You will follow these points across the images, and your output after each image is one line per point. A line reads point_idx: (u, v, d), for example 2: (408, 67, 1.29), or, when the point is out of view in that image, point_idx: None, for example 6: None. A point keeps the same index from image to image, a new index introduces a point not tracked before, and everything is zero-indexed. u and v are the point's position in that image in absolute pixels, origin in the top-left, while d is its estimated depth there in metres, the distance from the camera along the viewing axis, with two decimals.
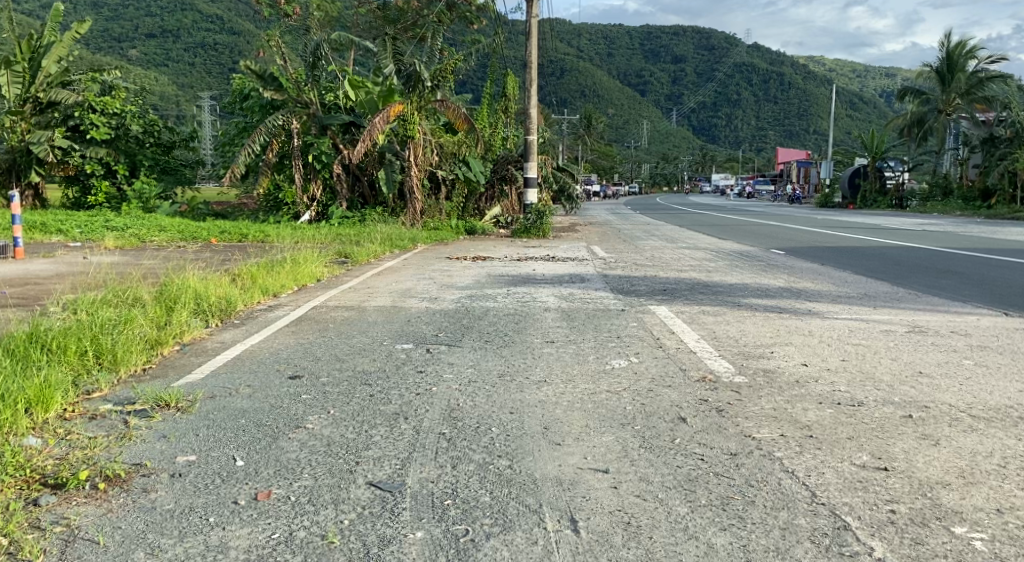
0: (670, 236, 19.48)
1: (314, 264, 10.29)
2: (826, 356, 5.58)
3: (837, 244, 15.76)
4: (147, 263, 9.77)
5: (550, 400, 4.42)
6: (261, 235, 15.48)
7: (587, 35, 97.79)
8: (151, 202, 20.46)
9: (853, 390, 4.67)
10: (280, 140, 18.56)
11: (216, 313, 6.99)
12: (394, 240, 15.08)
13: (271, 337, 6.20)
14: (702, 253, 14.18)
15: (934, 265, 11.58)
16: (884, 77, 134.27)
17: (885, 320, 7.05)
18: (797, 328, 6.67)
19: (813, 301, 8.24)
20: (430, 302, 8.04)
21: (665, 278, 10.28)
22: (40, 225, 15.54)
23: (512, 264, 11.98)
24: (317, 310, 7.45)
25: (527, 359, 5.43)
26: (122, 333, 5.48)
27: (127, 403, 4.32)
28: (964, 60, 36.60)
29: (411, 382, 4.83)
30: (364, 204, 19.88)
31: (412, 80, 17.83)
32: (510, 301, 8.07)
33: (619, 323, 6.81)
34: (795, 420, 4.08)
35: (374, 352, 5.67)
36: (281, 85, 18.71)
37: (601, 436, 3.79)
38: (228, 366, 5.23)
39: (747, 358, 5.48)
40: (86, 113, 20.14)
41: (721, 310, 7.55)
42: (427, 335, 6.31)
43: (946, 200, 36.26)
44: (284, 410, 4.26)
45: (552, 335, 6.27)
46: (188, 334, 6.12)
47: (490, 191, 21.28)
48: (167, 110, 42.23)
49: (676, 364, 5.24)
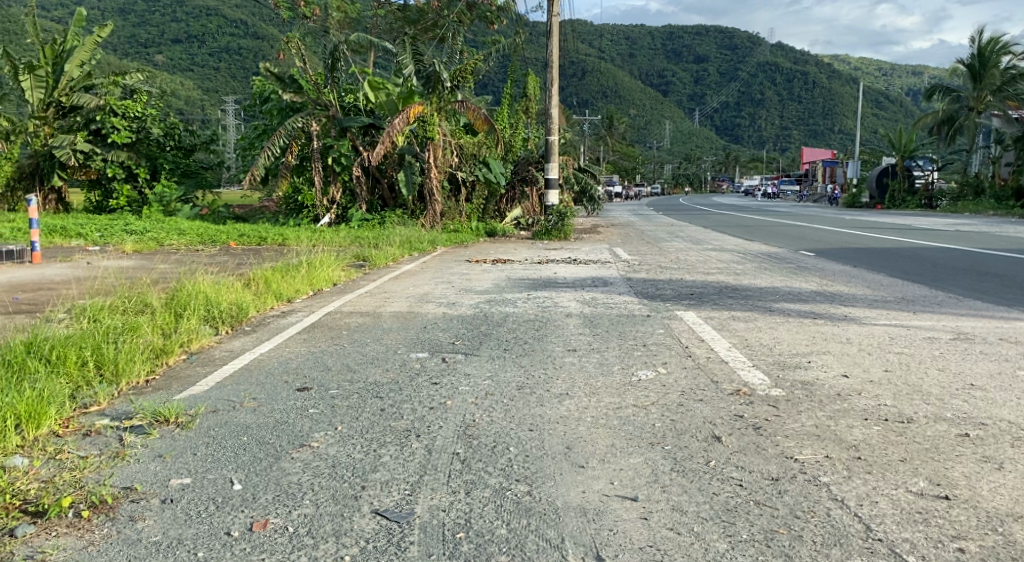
0: (695, 237, 19.07)
1: (330, 268, 10.09)
2: (868, 366, 5.21)
3: (867, 245, 15.27)
4: (161, 267, 9.60)
5: (571, 415, 4.11)
6: (279, 238, 15.33)
7: (610, 34, 97.01)
8: (172, 206, 20.41)
9: (901, 405, 4.29)
10: (300, 142, 18.40)
11: (227, 320, 6.78)
12: (413, 243, 14.85)
13: (282, 345, 5.97)
14: (729, 255, 13.80)
15: (972, 267, 11.11)
16: (910, 75, 131.52)
17: (927, 326, 6.64)
18: (833, 335, 6.30)
19: (849, 306, 7.87)
20: (447, 306, 7.79)
21: (692, 281, 9.92)
22: (60, 230, 15.56)
23: (532, 267, 11.69)
24: (331, 316, 7.22)
25: (548, 370, 5.12)
26: (126, 342, 5.29)
27: (124, 418, 4.09)
28: (997, 56, 35.41)
29: (425, 395, 4.55)
30: (384, 206, 19.68)
31: (432, 81, 18.03)
32: (530, 306, 7.78)
33: (645, 330, 6.47)
34: (840, 439, 3.72)
35: (387, 361, 5.40)
36: (300, 86, 18.69)
37: (628, 458, 3.48)
38: (233, 377, 4.98)
39: (784, 369, 5.13)
40: (107, 116, 20.07)
41: (753, 316, 7.22)
42: (443, 343, 6.02)
43: (978, 199, 35.35)
44: (290, 426, 4.00)
45: (575, 343, 5.97)
46: (196, 342, 5.92)
47: (510, 192, 21.02)
48: (192, 114, 42.49)
49: (708, 376, 4.90)
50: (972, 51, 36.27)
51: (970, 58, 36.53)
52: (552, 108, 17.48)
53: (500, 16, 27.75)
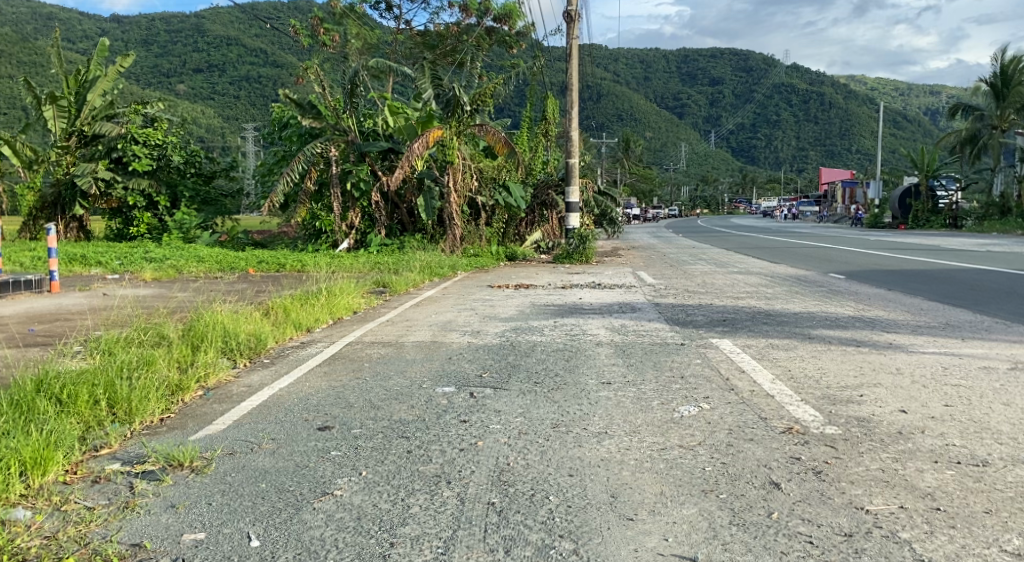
0: (719, 260, 18.71)
1: (350, 295, 9.89)
2: (926, 400, 4.83)
3: (897, 267, 14.87)
4: (178, 297, 9.44)
5: (613, 458, 3.82)
6: (298, 264, 15.19)
7: (625, 57, 97.20)
8: (191, 232, 20.39)
9: (971, 445, 3.91)
10: (319, 168, 18.30)
11: (245, 353, 6.57)
12: (433, 268, 14.63)
13: (302, 379, 5.73)
14: (756, 279, 13.46)
15: (1012, 289, 10.75)
16: (927, 95, 130.73)
17: (979, 354, 6.26)
18: (881, 365, 5.94)
19: (892, 332, 7.51)
20: (472, 335, 7.51)
21: (723, 307, 9.59)
22: (80, 258, 15.54)
23: (556, 293, 11.44)
24: (352, 347, 6.98)
25: (582, 406, 4.80)
26: (141, 378, 5.09)
27: (136, 462, 3.87)
28: (1020, 75, 34.88)
29: (454, 435, 4.27)
30: (403, 231, 19.54)
31: (451, 105, 17.72)
32: (558, 335, 7.48)
33: (681, 361, 6.14)
34: (912, 486, 3.37)
35: (412, 396, 5.13)
36: (320, 112, 18.49)
37: (681, 509, 3.18)
38: (251, 416, 4.75)
39: (836, 405, 4.77)
40: (128, 144, 20.19)
41: (793, 344, 6.89)
42: (470, 376, 5.73)
43: (1004, 219, 34.74)
44: (311, 471, 3.75)
45: (608, 376, 5.65)
46: (213, 376, 5.71)
47: (530, 216, 20.85)
48: (213, 142, 42.87)
49: (755, 413, 4.56)
50: (995, 70, 35.79)
51: (992, 77, 36.03)
52: (573, 131, 17.31)
53: (518, 40, 27.69)
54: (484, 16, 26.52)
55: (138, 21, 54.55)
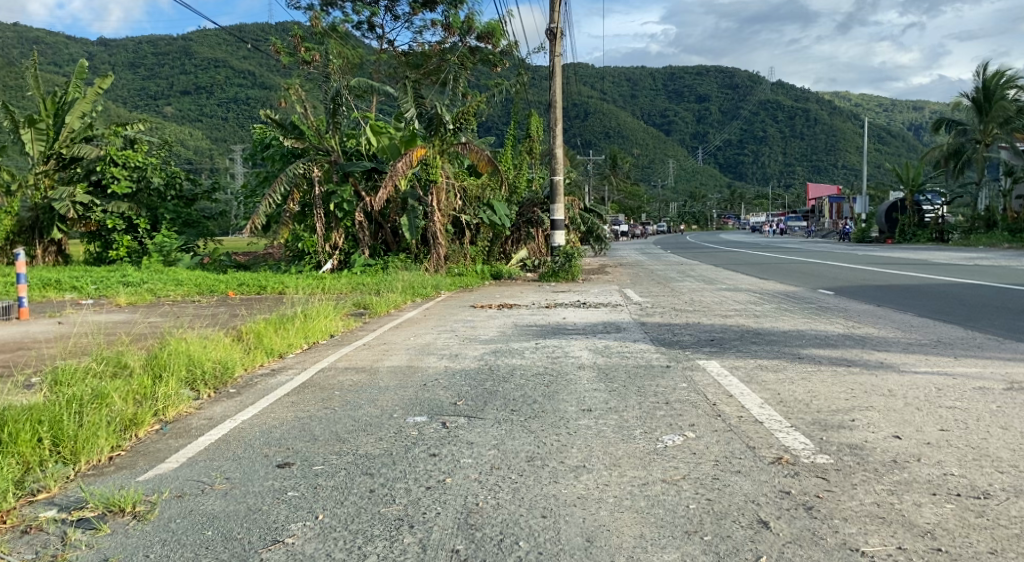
0: (706, 277, 18.55)
1: (328, 318, 9.62)
2: (920, 424, 4.60)
3: (886, 282, 14.74)
4: (148, 323, 9.13)
5: (591, 496, 3.58)
6: (278, 286, 14.91)
7: (612, 75, 97.75)
8: (172, 255, 20.06)
9: (970, 474, 3.67)
10: (302, 189, 18.02)
11: (209, 382, 6.30)
12: (415, 288, 14.37)
13: (266, 411, 5.44)
14: (745, 296, 13.28)
15: (1003, 304, 10.60)
16: (909, 110, 132.31)
17: (974, 373, 6.04)
18: (873, 386, 5.71)
19: (883, 351, 7.30)
20: (450, 359, 7.23)
21: (710, 325, 9.37)
22: (55, 283, 15.22)
23: (540, 312, 11.20)
24: (324, 374, 6.69)
25: (561, 437, 4.54)
26: (92, 413, 4.82)
27: (74, 508, 3.62)
28: (1002, 90, 35.08)
29: (422, 471, 4.01)
30: (387, 251, 19.28)
31: (434, 123, 17.69)
32: (540, 358, 7.22)
33: (666, 385, 5.89)
34: (909, 522, 3.13)
35: (381, 428, 4.86)
36: (302, 133, 18.31)
37: (661, 555, 2.94)
38: (207, 453, 4.49)
39: (826, 431, 4.54)
40: (108, 166, 20.01)
41: (781, 364, 6.67)
42: (445, 404, 5.44)
43: (990, 232, 34.89)
44: (263, 515, 3.49)
45: (589, 402, 5.38)
46: (173, 409, 5.45)
47: (515, 234, 20.67)
48: (201, 163, 42.70)
49: (742, 442, 4.32)
50: (977, 85, 36.00)
51: (975, 92, 36.23)
52: (557, 149, 17.15)
53: (502, 58, 27.63)
54: (468, 35, 26.44)
55: (124, 43, 54.15)
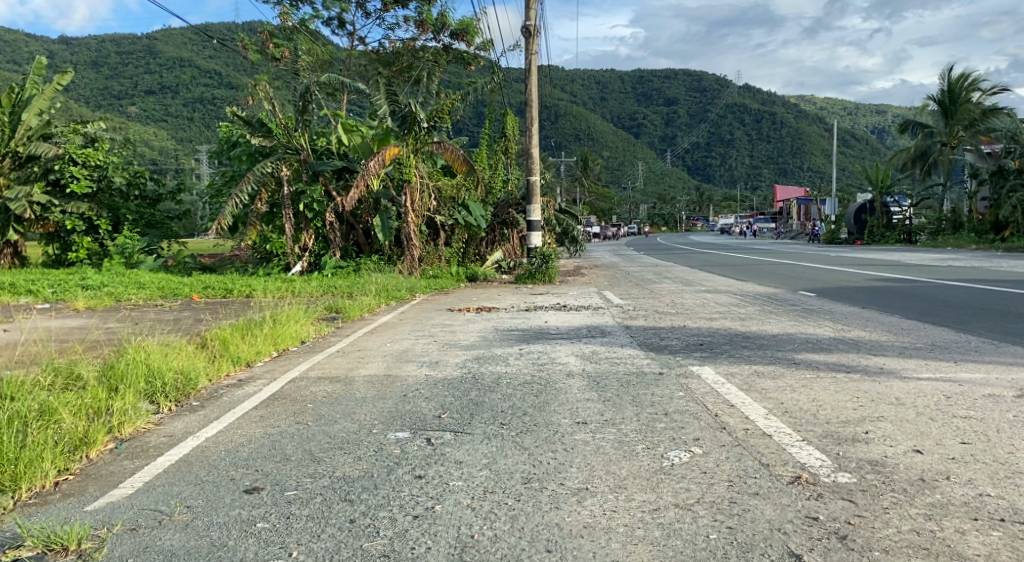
0: (684, 278, 18.35)
1: (298, 324, 9.14)
2: (939, 437, 4.32)
3: (865, 284, 14.66)
4: (103, 330, 8.54)
5: (599, 524, 3.21)
6: (247, 289, 14.33)
7: (583, 78, 97.76)
8: (134, 257, 19.23)
9: (1009, 495, 3.39)
10: (270, 189, 17.39)
11: (170, 394, 5.82)
12: (389, 291, 13.89)
13: (232, 427, 4.99)
14: (726, 298, 13.05)
15: (986, 306, 10.52)
16: (873, 113, 134.11)
17: (979, 380, 5.79)
18: (879, 394, 5.44)
19: (879, 355, 7.05)
20: (430, 367, 6.82)
21: (697, 329, 9.08)
22: (9, 286, 14.45)
23: (519, 315, 10.86)
24: (294, 385, 6.21)
25: (558, 454, 4.16)
26: (35, 432, 4.34)
27: (8, 546, 3.16)
28: (966, 93, 35.63)
29: (409, 495, 3.63)
30: (359, 253, 18.79)
31: (407, 122, 17.21)
32: (526, 365, 6.84)
33: (662, 393, 5.56)
34: (958, 555, 2.85)
35: (359, 446, 4.44)
36: (270, 130, 17.68)
37: None
38: (166, 476, 4.05)
39: (840, 445, 4.23)
40: (66, 165, 19.19)
41: (778, 370, 6.39)
42: (428, 418, 5.03)
43: (957, 233, 35.38)
44: (230, 555, 3.08)
45: (583, 414, 5.01)
46: (129, 425, 4.99)
47: (490, 235, 20.30)
48: (166, 164, 41.68)
49: (754, 458, 4.00)
50: (942, 88, 36.50)
51: (940, 95, 36.74)
52: (535, 149, 16.78)
53: (476, 56, 27.17)
54: (441, 31, 25.99)
55: (86, 42, 52.57)
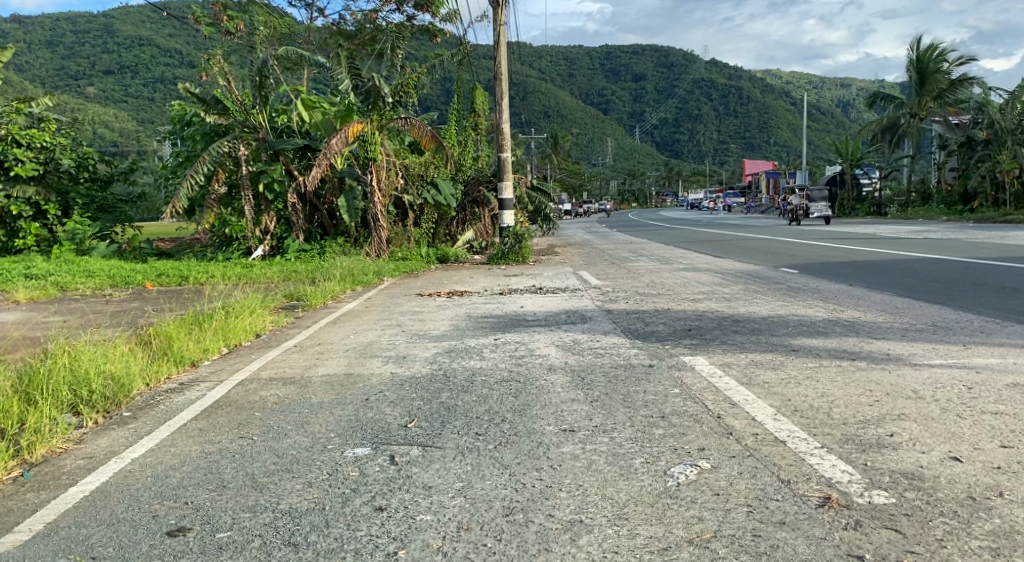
0: (661, 256, 17.85)
1: (254, 315, 8.39)
2: (974, 440, 3.80)
3: (846, 258, 14.28)
4: (30, 327, 7.69)
5: None
6: (203, 276, 13.52)
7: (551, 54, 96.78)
8: (86, 244, 18.43)
9: None
10: (227, 169, 16.47)
11: (96, 403, 5.11)
12: (354, 276, 13.13)
13: (166, 443, 4.33)
14: (706, 276, 12.53)
15: (975, 279, 10.17)
16: (837, 87, 134.68)
17: (998, 366, 5.31)
18: (894, 387, 4.89)
19: (882, 340, 6.53)
20: (397, 363, 6.16)
21: (681, 312, 8.54)
22: None
23: (494, 300, 10.24)
24: (243, 389, 5.51)
25: (544, 474, 3.55)
26: None
27: None
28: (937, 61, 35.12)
29: (369, 536, 3.00)
30: (324, 235, 18.00)
31: (371, 96, 16.40)
32: (503, 358, 6.23)
33: (655, 391, 4.98)
34: None
35: (311, 467, 3.78)
36: (226, 108, 16.57)
37: None
38: (78, 513, 3.38)
39: (866, 453, 3.68)
40: (9, 147, 17.65)
41: (778, 359, 5.85)
42: (393, 428, 4.39)
43: (926, 205, 35.52)
44: None
45: (569, 420, 4.41)
46: (43, 445, 4.28)
47: (460, 215, 19.63)
48: (127, 146, 40.16)
49: (772, 474, 3.44)
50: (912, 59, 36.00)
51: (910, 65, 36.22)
52: (506, 125, 15.94)
53: (442, 28, 26.15)
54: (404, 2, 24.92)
55: (41, 22, 50.66)
